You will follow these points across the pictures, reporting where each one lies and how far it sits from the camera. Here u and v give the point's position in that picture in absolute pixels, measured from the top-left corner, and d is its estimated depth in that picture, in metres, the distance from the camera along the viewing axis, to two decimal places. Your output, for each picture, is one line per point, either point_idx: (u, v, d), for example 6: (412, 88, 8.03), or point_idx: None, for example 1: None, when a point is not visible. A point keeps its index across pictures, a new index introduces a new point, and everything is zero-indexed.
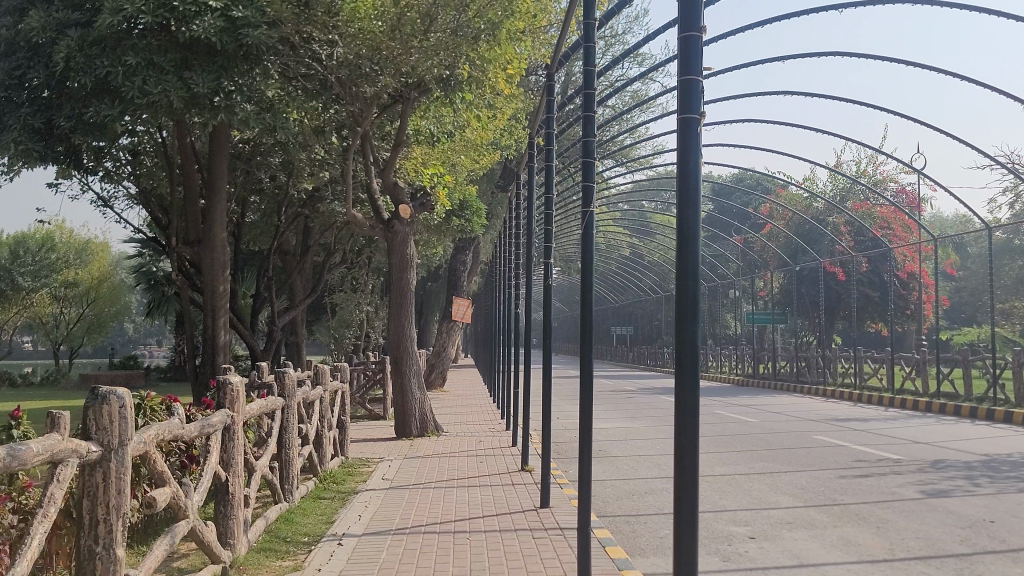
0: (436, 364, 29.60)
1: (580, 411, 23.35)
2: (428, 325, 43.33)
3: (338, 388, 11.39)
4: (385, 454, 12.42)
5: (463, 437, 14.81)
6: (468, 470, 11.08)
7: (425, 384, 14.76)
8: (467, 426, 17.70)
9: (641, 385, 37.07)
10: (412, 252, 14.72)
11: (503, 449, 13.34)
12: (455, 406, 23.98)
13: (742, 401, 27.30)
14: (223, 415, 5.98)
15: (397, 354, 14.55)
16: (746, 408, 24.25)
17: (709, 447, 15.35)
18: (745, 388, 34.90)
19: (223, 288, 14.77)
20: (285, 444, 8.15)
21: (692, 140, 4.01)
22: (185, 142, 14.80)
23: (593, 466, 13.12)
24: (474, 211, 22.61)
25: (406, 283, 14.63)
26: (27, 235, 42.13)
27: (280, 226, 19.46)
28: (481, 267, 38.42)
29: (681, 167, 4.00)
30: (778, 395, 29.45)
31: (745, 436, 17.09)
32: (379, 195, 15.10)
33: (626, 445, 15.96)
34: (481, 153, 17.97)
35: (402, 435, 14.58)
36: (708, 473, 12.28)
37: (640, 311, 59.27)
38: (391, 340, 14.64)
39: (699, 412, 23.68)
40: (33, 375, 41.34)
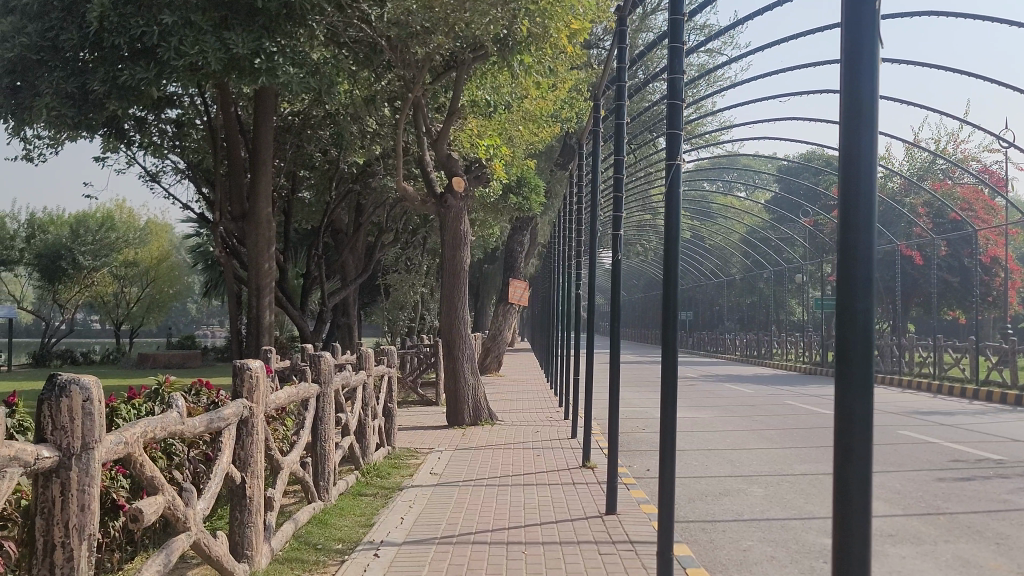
0: (492, 348, 28.74)
1: (641, 400, 22.30)
2: (484, 308, 42.48)
3: (384, 373, 10.53)
4: (435, 445, 11.52)
5: (518, 426, 13.87)
6: (525, 463, 10.11)
7: (479, 369, 13.82)
8: (523, 414, 16.79)
9: (703, 371, 35.76)
10: (467, 228, 13.78)
11: (561, 441, 12.35)
12: (510, 391, 23.05)
13: (813, 390, 25.91)
14: (238, 407, 5.09)
15: (449, 337, 13.69)
16: (818, 399, 22.92)
17: (784, 441, 14.17)
18: (813, 377, 33.34)
19: (268, 266, 14.04)
20: (320, 436, 7.29)
21: (866, 17, 2.92)
22: (229, 110, 14.08)
23: (658, 461, 12.10)
24: (532, 187, 21.73)
25: (459, 260, 13.69)
26: (87, 214, 42.27)
27: (332, 202, 18.74)
28: (539, 249, 37.39)
29: (852, 64, 2.91)
30: (850, 385, 27.94)
31: (820, 429, 15.88)
32: (431, 169, 14.19)
33: (693, 437, 14.87)
34: (541, 125, 16.95)
35: (453, 424, 13.67)
36: (786, 471, 11.18)
37: (702, 296, 57.68)
38: (443, 321, 13.73)
39: (768, 402, 22.44)
40: (94, 353, 41.61)
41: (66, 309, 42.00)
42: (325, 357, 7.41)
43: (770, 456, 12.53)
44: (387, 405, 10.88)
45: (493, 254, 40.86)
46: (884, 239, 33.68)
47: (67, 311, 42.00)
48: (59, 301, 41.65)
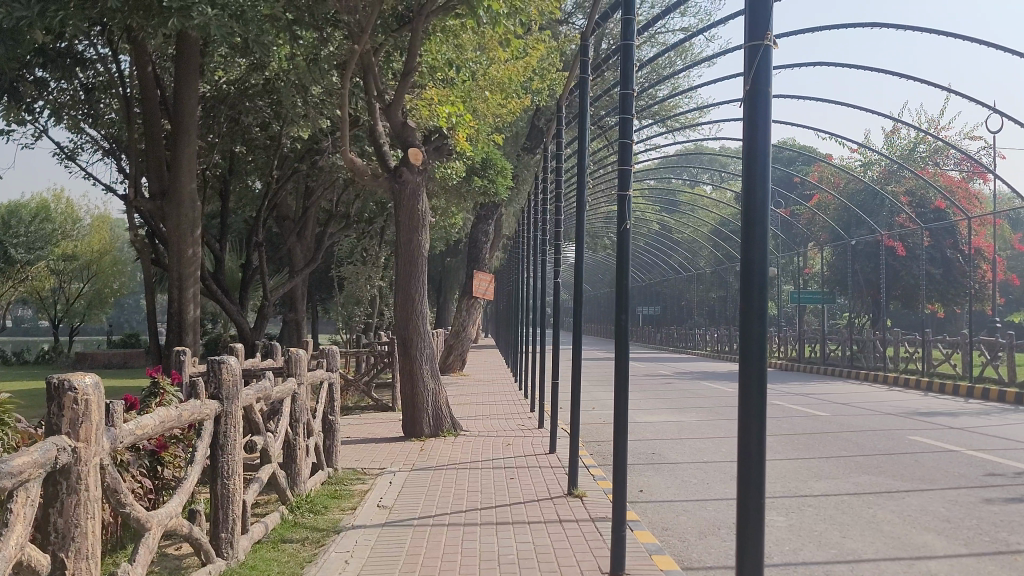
0: (455, 346, 26.87)
1: (617, 401, 20.51)
2: (446, 304, 40.62)
3: (322, 380, 8.61)
4: (386, 464, 9.62)
5: (485, 437, 11.94)
6: (498, 486, 8.23)
7: (440, 372, 11.87)
8: (490, 420, 14.88)
9: (677, 368, 34.17)
10: (425, 208, 11.84)
11: (537, 452, 10.50)
12: (475, 392, 21.22)
13: (797, 389, 24.33)
14: (45, 452, 3.16)
15: (406, 334, 11.76)
16: (806, 398, 21.32)
17: (787, 450, 12.52)
18: (790, 373, 31.94)
19: (192, 253, 12.01)
20: (219, 472, 5.35)
21: None
22: (146, 70, 12.12)
23: (652, 479, 10.31)
24: (499, 170, 19.89)
25: (416, 245, 11.73)
26: (21, 204, 39.62)
27: (271, 184, 16.69)
28: (504, 240, 35.61)
29: None
30: (833, 383, 26.52)
31: (824, 435, 14.17)
32: (384, 142, 12.24)
33: (684, 446, 13.17)
34: (507, 94, 15.12)
35: (410, 434, 11.72)
36: (805, 492, 9.46)
37: (670, 290, 56.37)
38: (399, 315, 11.79)
39: (753, 402, 20.79)
40: (29, 353, 39.07)
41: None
42: (227, 362, 5.44)
43: (779, 470, 10.84)
44: (327, 417, 8.98)
45: (455, 247, 38.94)
46: (864, 229, 32.19)
47: (1, 308, 39.39)
48: None
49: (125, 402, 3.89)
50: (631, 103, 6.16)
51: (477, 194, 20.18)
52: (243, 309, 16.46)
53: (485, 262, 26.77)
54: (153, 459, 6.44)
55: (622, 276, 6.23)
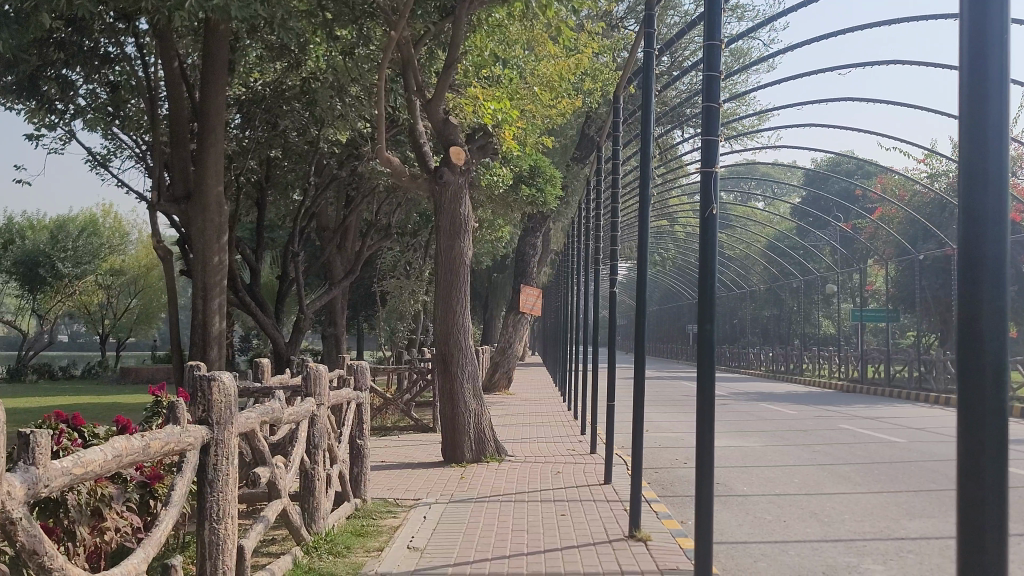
0: (501, 363, 25.82)
1: (671, 423, 19.25)
2: (492, 321, 39.62)
3: (348, 399, 7.62)
4: (422, 494, 8.61)
5: (532, 463, 10.84)
6: (547, 525, 7.16)
7: (483, 392, 10.84)
8: (538, 444, 13.79)
9: (731, 389, 32.70)
10: (469, 209, 10.86)
11: (590, 483, 9.39)
12: (519, 413, 20.12)
13: (864, 412, 22.78)
14: None
15: (446, 350, 10.74)
16: (876, 423, 19.84)
17: (868, 483, 11.24)
18: (852, 395, 30.31)
19: (219, 260, 11.19)
20: (209, 513, 4.39)
21: None
22: (171, 64, 11.38)
23: (720, 515, 9.16)
24: (547, 178, 18.88)
25: (458, 252, 10.74)
26: (69, 218, 39.52)
27: (308, 190, 15.90)
28: (551, 255, 34.53)
29: None
30: (901, 406, 24.90)
31: (907, 465, 12.78)
32: (424, 142, 11.30)
33: (750, 475, 11.96)
34: (556, 94, 14.07)
35: (449, 459, 10.63)
36: (901, 534, 8.22)
37: (722, 308, 54.72)
38: (440, 328, 10.79)
39: (818, 426, 19.36)
40: (74, 367, 38.91)
41: (46, 320, 39.31)
42: (220, 377, 4.44)
43: (864, 507, 9.60)
44: (355, 441, 7.99)
45: (502, 262, 38.01)
46: (932, 243, 30.47)
47: (48, 322, 39.31)
48: (40, 311, 38.77)
49: (52, 432, 2.92)
50: (718, 59, 5.12)
51: (523, 203, 19.17)
52: (298, 309, 15.80)
53: (532, 276, 25.73)
54: (143, 493, 5.51)
55: (706, 275, 5.12)
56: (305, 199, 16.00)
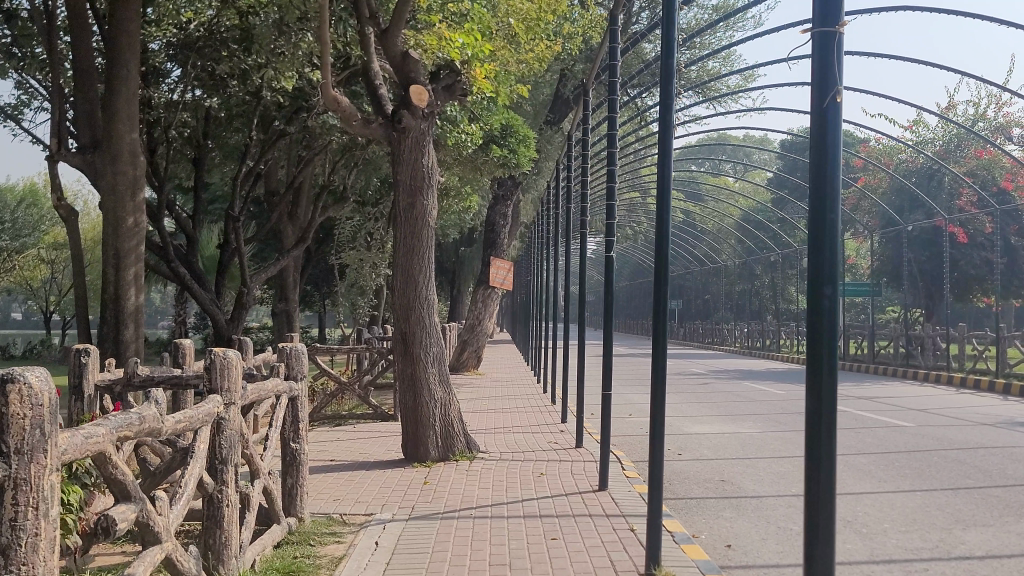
0: (469, 341, 24.11)
1: (655, 405, 17.80)
2: (459, 297, 38.04)
3: (278, 392, 5.88)
4: (376, 507, 6.95)
5: (511, 460, 9.20)
6: (534, 555, 5.52)
7: (450, 378, 9.16)
8: (513, 432, 12.19)
9: (708, 366, 31.41)
10: (432, 160, 9.10)
11: (583, 489, 7.76)
12: (488, 394, 18.54)
13: (854, 391, 21.48)
14: None
15: (407, 327, 9.02)
16: (871, 404, 18.48)
17: (894, 478, 9.79)
18: (834, 371, 29.16)
19: (135, 222, 9.42)
20: None
21: None
22: None
23: (737, 526, 7.62)
24: (520, 137, 17.23)
25: (422, 212, 9.01)
26: (7, 189, 37.09)
27: (246, 146, 13.99)
28: (522, 226, 32.91)
29: None
30: (889, 384, 23.71)
31: (928, 456, 11.33)
32: (381, 82, 9.51)
33: (757, 470, 10.46)
34: (531, 35, 12.34)
35: (412, 458, 8.96)
36: (963, 552, 6.74)
37: (693, 282, 53.57)
38: (399, 302, 9.05)
39: (811, 407, 17.95)
40: (14, 348, 36.73)
41: None
42: (28, 377, 2.75)
43: (904, 513, 8.10)
44: (288, 444, 6.28)
45: (470, 235, 36.35)
46: (919, 213, 29.14)
47: None
48: None
49: None
50: None
51: (494, 166, 17.47)
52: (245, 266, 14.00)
53: (502, 248, 24.04)
54: None
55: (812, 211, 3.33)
56: (244, 156, 14.06)
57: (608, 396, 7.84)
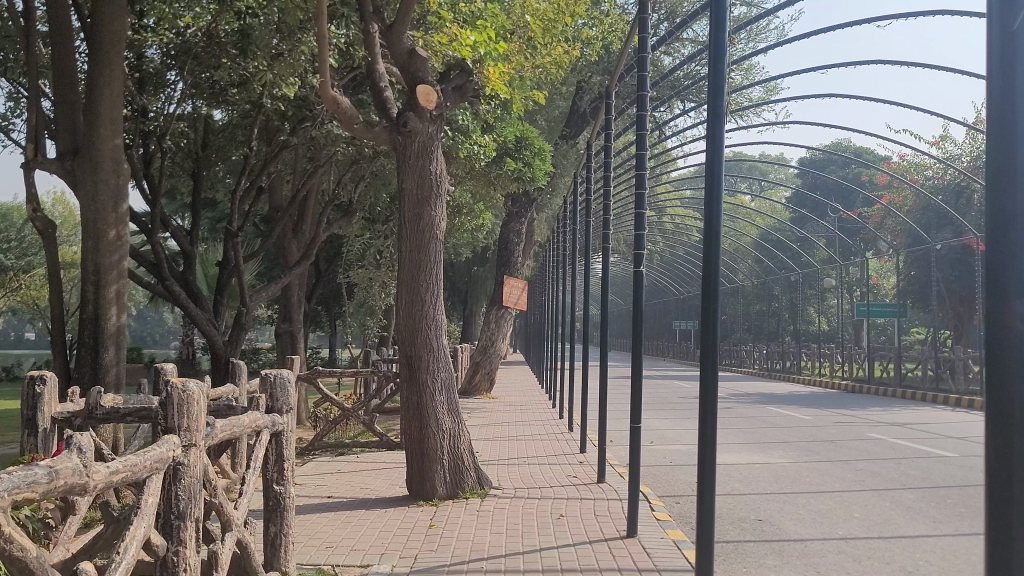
0: (482, 363, 23.19)
1: (677, 432, 16.91)
2: (472, 318, 37.28)
3: (255, 427, 5.04)
4: (374, 557, 6.09)
5: (526, 497, 8.32)
6: None
7: (460, 406, 8.33)
8: (528, 461, 11.31)
9: (727, 389, 30.45)
10: (441, 167, 8.31)
11: (610, 534, 6.87)
12: (501, 417, 17.71)
13: (884, 417, 20.49)
14: None
15: (413, 351, 8.19)
16: (906, 431, 17.51)
17: (950, 519, 8.86)
18: (859, 395, 28.14)
19: (117, 235, 8.72)
20: None
21: None
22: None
23: None
24: (535, 149, 16.57)
25: (428, 222, 8.21)
26: (12, 208, 36.64)
27: (248, 157, 13.27)
28: (535, 244, 32.19)
29: None
30: (919, 409, 22.75)
31: (981, 491, 10.39)
32: (385, 83, 8.73)
33: (796, 508, 9.53)
34: (548, 37, 11.59)
35: (417, 495, 8.11)
36: None
37: None
38: (404, 323, 8.22)
39: (842, 434, 17.00)
40: (19, 368, 36.20)
41: None
42: None
43: (971, 564, 7.17)
44: (271, 487, 5.44)
45: (483, 254, 35.64)
46: (948, 231, 28.17)
47: None
48: None
49: None
50: None
51: (508, 181, 16.74)
52: (245, 283, 13.22)
53: (516, 267, 23.26)
54: None
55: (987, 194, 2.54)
56: (244, 167, 13.32)
57: (639, 431, 6.97)
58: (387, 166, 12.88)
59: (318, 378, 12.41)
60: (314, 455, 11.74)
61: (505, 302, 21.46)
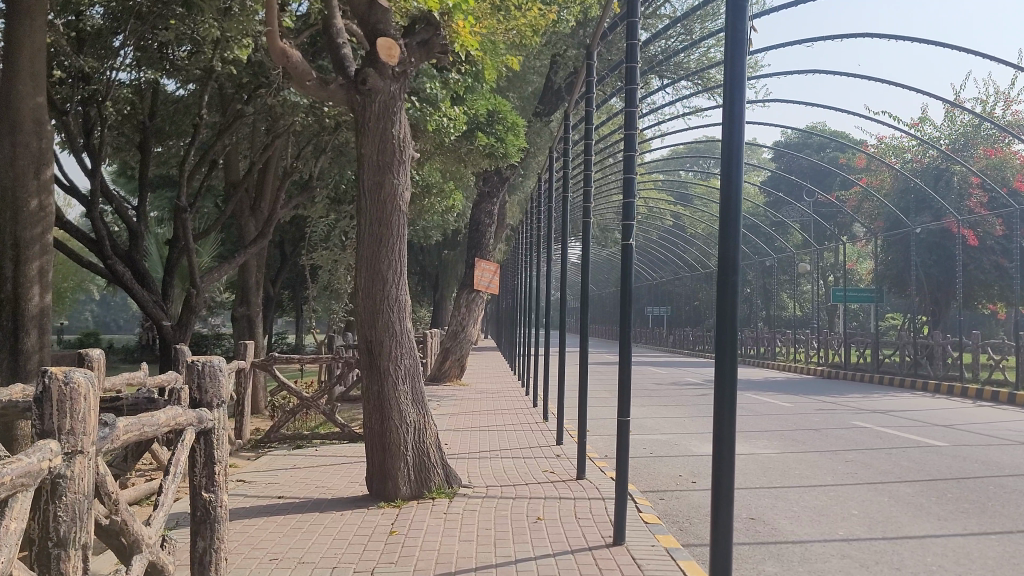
0: (452, 348, 22.39)
1: (655, 420, 16.25)
2: (443, 303, 36.48)
3: (174, 424, 4.17)
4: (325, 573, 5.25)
5: (498, 496, 7.52)
6: None
7: (425, 395, 7.52)
8: (500, 450, 10.54)
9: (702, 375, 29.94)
10: (405, 130, 7.44)
11: (594, 539, 6.09)
12: (472, 405, 16.94)
13: (866, 404, 19.93)
14: None
15: (374, 334, 7.34)
16: (890, 419, 16.93)
17: (956, 516, 8.23)
18: (835, 381, 27.74)
19: (39, 206, 8.28)
20: None
21: None
22: None
23: None
24: (507, 123, 15.74)
25: (390, 191, 7.33)
26: None
27: (197, 126, 12.27)
28: (508, 227, 31.40)
29: None
30: (898, 395, 22.35)
31: (981, 483, 9.78)
32: (342, 36, 7.84)
33: (790, 503, 8.86)
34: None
35: (379, 494, 7.30)
36: None
37: (682, 287, 52.17)
38: (364, 303, 7.36)
39: (826, 423, 16.37)
40: None
41: None
42: None
43: (989, 568, 6.53)
44: (198, 495, 4.57)
45: (454, 237, 34.81)
46: (927, 214, 27.70)
47: None
48: None
49: None
50: None
51: (478, 157, 15.88)
52: (194, 260, 12.25)
53: (488, 249, 22.42)
54: None
55: None
56: (192, 137, 12.30)
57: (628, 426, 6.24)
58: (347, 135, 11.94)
59: (274, 365, 11.49)
60: (269, 448, 10.90)
61: (476, 285, 20.70)
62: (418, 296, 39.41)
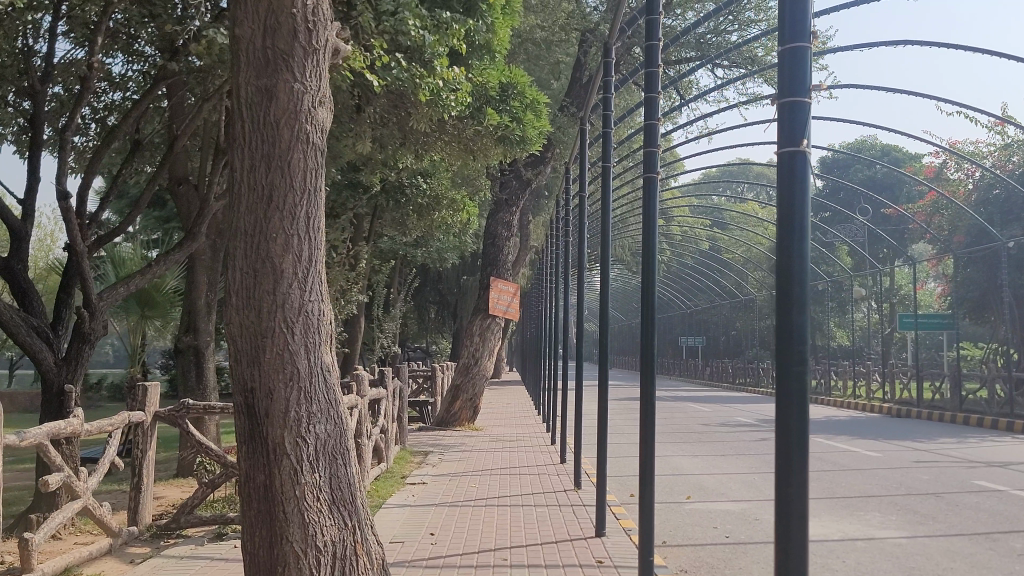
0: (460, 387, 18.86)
1: (717, 481, 12.61)
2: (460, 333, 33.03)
3: None
4: None
5: None
6: None
7: (354, 488, 4.04)
8: (509, 545, 6.99)
9: (752, 413, 26.14)
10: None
11: None
12: (480, 457, 13.41)
13: (970, 453, 16.10)
14: None
15: (258, 378, 3.88)
16: (1020, 475, 13.14)
17: None
18: (908, 421, 23.91)
19: None
20: None
21: None
22: None
23: None
24: (523, 100, 12.42)
25: (280, 104, 3.89)
26: None
27: (88, 78, 9.05)
28: (531, 248, 27.93)
29: None
30: (998, 440, 18.53)
31: None
32: None
33: None
34: None
35: None
36: None
37: (718, 316, 48.33)
38: (239, 319, 3.90)
39: (937, 481, 12.65)
40: None
41: None
42: None
43: None
44: None
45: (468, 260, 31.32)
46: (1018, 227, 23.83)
47: None
48: None
49: None
50: None
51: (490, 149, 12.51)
52: (87, 263, 8.83)
53: (505, 268, 18.91)
54: None
55: None
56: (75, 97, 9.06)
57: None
58: (290, 84, 8.60)
59: (189, 420, 8.07)
60: (176, 540, 7.52)
61: (493, 309, 17.46)
62: (434, 327, 35.92)
